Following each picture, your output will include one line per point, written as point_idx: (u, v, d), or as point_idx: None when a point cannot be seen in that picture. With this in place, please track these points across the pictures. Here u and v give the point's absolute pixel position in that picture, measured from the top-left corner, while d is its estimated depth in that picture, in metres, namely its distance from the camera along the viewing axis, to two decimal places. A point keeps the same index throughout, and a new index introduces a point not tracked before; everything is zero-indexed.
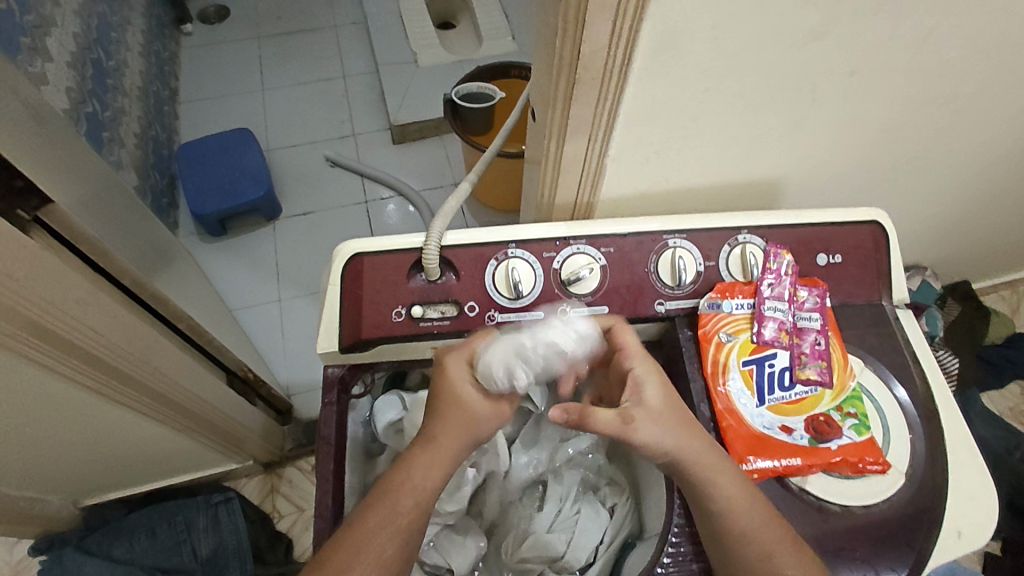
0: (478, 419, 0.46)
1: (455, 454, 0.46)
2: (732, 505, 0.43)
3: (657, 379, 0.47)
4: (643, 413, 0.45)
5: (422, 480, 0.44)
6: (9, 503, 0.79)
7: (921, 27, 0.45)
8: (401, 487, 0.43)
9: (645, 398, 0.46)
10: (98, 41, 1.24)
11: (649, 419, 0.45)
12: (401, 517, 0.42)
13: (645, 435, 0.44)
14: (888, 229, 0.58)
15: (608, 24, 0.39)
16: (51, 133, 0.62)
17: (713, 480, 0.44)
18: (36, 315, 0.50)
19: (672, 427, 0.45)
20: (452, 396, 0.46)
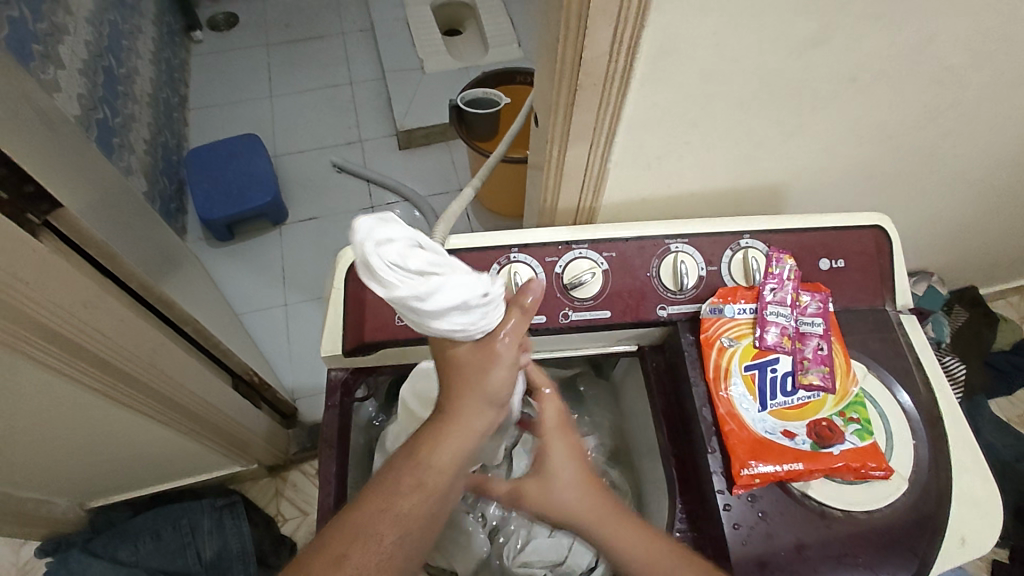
0: (493, 393, 0.41)
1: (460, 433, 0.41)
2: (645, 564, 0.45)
3: (571, 447, 0.50)
4: (541, 484, 0.49)
5: (432, 463, 0.40)
6: (16, 505, 0.79)
7: (922, 33, 0.46)
8: (409, 471, 0.39)
9: (548, 468, 0.49)
10: (109, 49, 1.25)
11: (546, 490, 0.49)
12: (409, 502, 0.38)
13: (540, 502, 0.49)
14: (891, 234, 0.58)
15: (609, 31, 0.39)
16: (62, 139, 0.63)
17: (619, 541, 0.46)
18: (44, 317, 0.51)
19: (576, 493, 0.48)
20: (459, 363, 0.40)
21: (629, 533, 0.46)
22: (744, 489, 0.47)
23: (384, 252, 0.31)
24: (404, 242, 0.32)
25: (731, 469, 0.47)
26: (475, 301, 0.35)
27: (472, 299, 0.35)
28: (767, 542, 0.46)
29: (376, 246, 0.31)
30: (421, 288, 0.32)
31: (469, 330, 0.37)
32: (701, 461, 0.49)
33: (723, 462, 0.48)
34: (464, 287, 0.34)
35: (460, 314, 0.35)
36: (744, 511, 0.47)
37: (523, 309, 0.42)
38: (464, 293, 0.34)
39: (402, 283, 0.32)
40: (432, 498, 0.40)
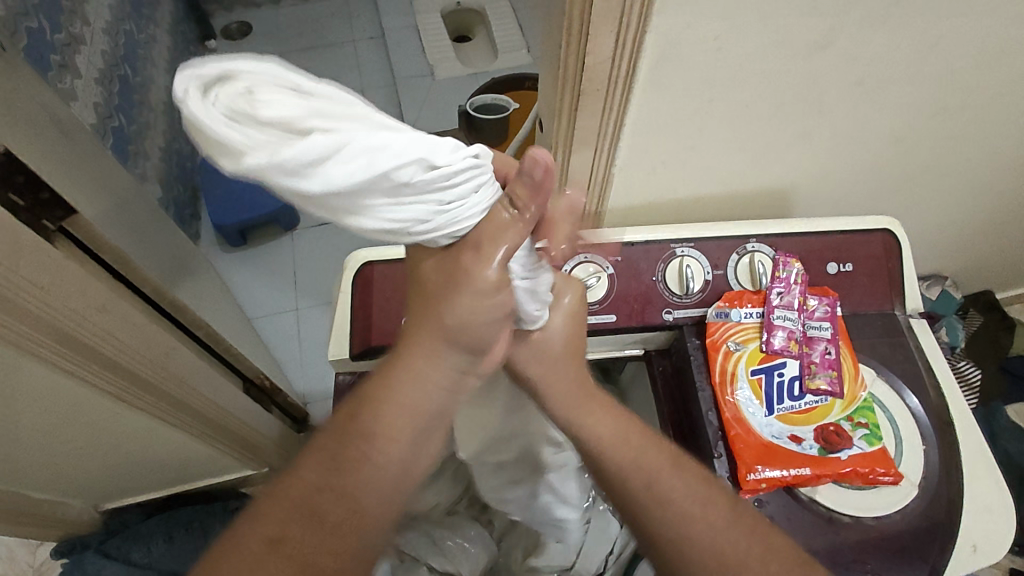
0: (464, 325, 0.37)
1: (420, 390, 0.37)
2: (616, 445, 0.42)
3: (573, 313, 0.46)
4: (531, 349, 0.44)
5: (378, 425, 0.37)
6: (32, 505, 0.81)
7: (928, 36, 0.45)
8: (356, 439, 0.36)
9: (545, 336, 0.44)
10: (125, 58, 1.28)
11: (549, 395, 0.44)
12: (357, 470, 0.36)
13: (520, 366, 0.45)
14: (899, 238, 0.57)
15: (610, 38, 0.40)
16: (78, 147, 0.64)
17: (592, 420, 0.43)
18: (58, 321, 0.52)
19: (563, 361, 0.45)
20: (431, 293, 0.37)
21: (601, 414, 0.43)
22: (751, 493, 0.46)
23: (227, 103, 0.24)
24: (259, 91, 0.24)
25: (738, 474, 0.47)
26: (397, 170, 0.27)
27: (387, 164, 0.27)
28: None
29: (212, 95, 0.24)
30: (287, 154, 0.24)
31: (406, 213, 0.30)
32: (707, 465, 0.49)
33: (729, 467, 0.48)
34: (368, 149, 0.26)
35: (378, 190, 0.28)
36: None
37: (513, 203, 0.35)
38: (369, 157, 0.26)
39: (268, 145, 0.24)
40: (387, 470, 0.37)
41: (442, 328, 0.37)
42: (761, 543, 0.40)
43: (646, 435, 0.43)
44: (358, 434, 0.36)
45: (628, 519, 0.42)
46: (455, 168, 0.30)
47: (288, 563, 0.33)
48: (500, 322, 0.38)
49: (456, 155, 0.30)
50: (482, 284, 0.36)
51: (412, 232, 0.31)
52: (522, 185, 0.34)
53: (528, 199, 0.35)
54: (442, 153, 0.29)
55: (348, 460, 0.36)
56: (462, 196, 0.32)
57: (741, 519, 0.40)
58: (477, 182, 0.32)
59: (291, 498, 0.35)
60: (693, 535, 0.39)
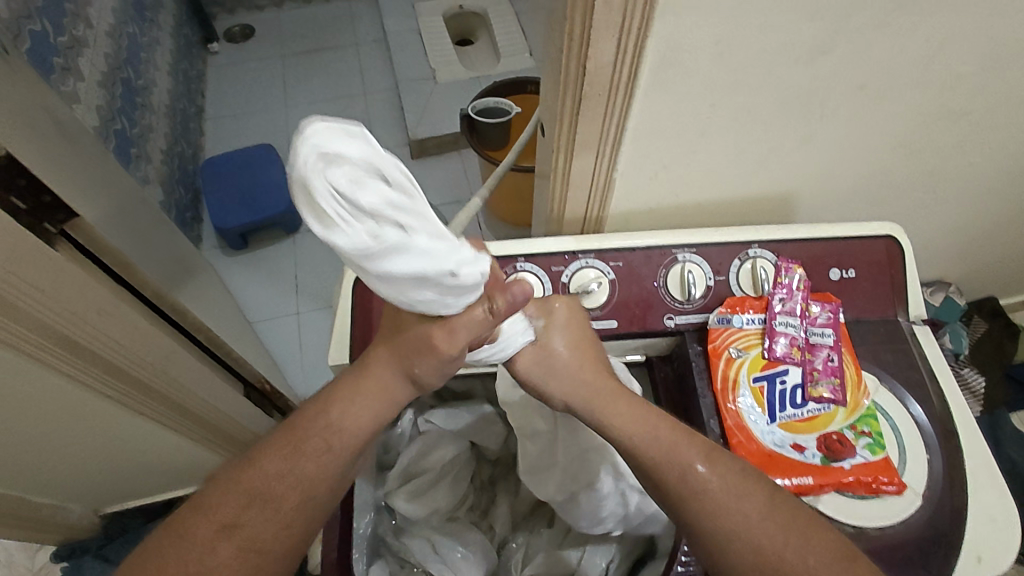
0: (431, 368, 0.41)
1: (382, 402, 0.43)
2: (640, 437, 0.43)
3: (570, 321, 0.48)
4: (538, 358, 0.47)
5: (341, 427, 0.42)
6: (31, 509, 0.80)
7: (932, 41, 0.45)
8: (320, 435, 0.41)
9: (548, 345, 0.47)
10: (128, 61, 1.28)
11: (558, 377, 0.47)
12: (310, 464, 0.40)
13: (529, 373, 0.48)
14: (903, 243, 0.57)
15: (612, 42, 0.40)
16: (80, 149, 0.64)
17: (615, 414, 0.44)
18: (58, 325, 0.52)
19: (574, 366, 0.47)
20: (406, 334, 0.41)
21: (629, 407, 0.44)
22: None
23: (334, 178, 0.24)
24: (363, 179, 0.25)
25: None
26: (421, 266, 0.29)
27: (419, 264, 0.28)
28: None
29: (324, 170, 0.24)
30: (356, 239, 0.26)
31: (405, 294, 0.31)
32: None
33: None
34: (409, 248, 0.28)
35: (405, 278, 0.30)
36: None
37: (489, 300, 0.38)
38: (408, 254, 0.28)
39: (342, 223, 0.25)
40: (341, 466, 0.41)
41: (404, 359, 0.42)
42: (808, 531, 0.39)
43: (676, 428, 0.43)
44: (318, 431, 0.41)
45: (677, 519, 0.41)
46: (461, 278, 0.32)
47: (240, 542, 0.38)
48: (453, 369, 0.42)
49: (472, 268, 0.32)
50: (445, 344, 0.39)
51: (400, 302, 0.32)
52: (495, 287, 0.38)
53: (504, 311, 0.39)
54: (464, 265, 0.31)
55: (304, 452, 0.41)
56: (459, 294, 0.34)
57: (778, 514, 0.39)
58: (470, 288, 0.34)
59: (248, 483, 0.39)
60: (731, 528, 0.39)
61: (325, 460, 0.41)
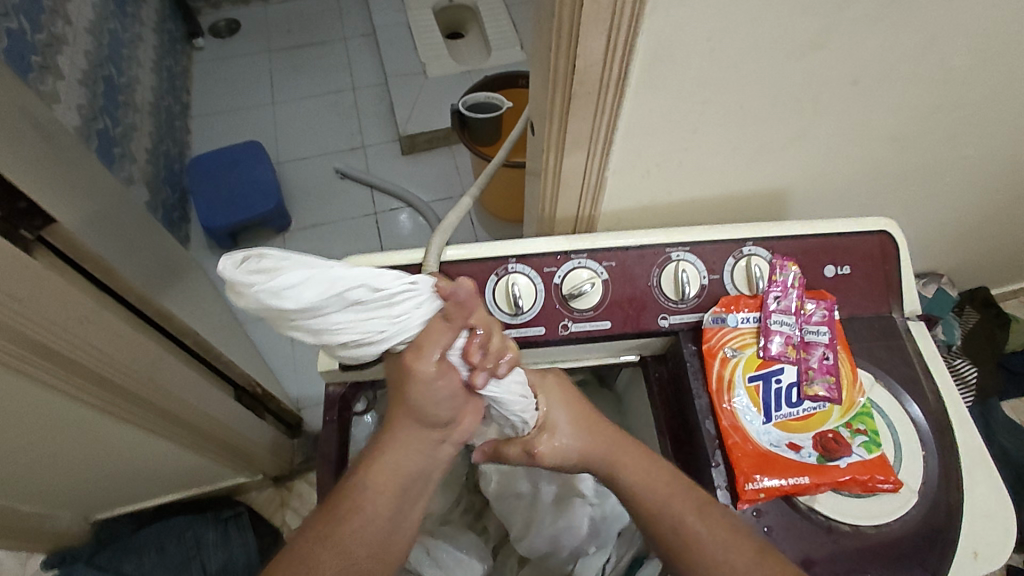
0: (431, 403, 0.38)
1: (407, 465, 0.41)
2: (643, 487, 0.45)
3: (561, 391, 0.49)
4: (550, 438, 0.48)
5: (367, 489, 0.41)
6: (19, 519, 0.79)
7: (925, 34, 0.44)
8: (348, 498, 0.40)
9: (551, 420, 0.48)
10: (110, 58, 1.26)
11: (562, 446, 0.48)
12: (344, 529, 0.40)
13: (551, 457, 0.48)
14: (897, 239, 0.57)
15: (601, 40, 0.39)
16: (59, 152, 0.63)
17: (622, 466, 0.46)
18: (38, 335, 0.50)
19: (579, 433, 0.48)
20: (400, 381, 0.38)
21: (632, 460, 0.46)
22: (749, 503, 0.46)
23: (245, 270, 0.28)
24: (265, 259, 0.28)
25: (735, 484, 0.46)
26: (349, 291, 0.30)
27: (342, 287, 0.29)
28: None
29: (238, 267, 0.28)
30: (287, 301, 0.28)
31: (364, 333, 0.32)
32: (704, 474, 0.48)
33: (727, 477, 0.47)
34: (325, 276, 0.29)
35: (354, 314, 0.31)
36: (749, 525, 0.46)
37: (446, 317, 0.35)
38: (325, 282, 0.29)
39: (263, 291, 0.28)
40: (375, 525, 0.40)
41: (405, 407, 0.39)
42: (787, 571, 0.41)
43: (671, 474, 0.45)
44: (348, 498, 0.41)
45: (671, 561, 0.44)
46: (398, 290, 0.32)
47: None
48: (457, 400, 0.39)
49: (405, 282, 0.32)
50: (423, 377, 0.36)
51: (373, 348, 0.33)
52: (452, 304, 0.35)
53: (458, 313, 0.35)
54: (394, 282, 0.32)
55: (339, 521, 0.40)
56: (418, 316, 0.34)
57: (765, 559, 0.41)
58: (422, 302, 0.33)
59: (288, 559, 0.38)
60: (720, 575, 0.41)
61: (359, 525, 0.40)
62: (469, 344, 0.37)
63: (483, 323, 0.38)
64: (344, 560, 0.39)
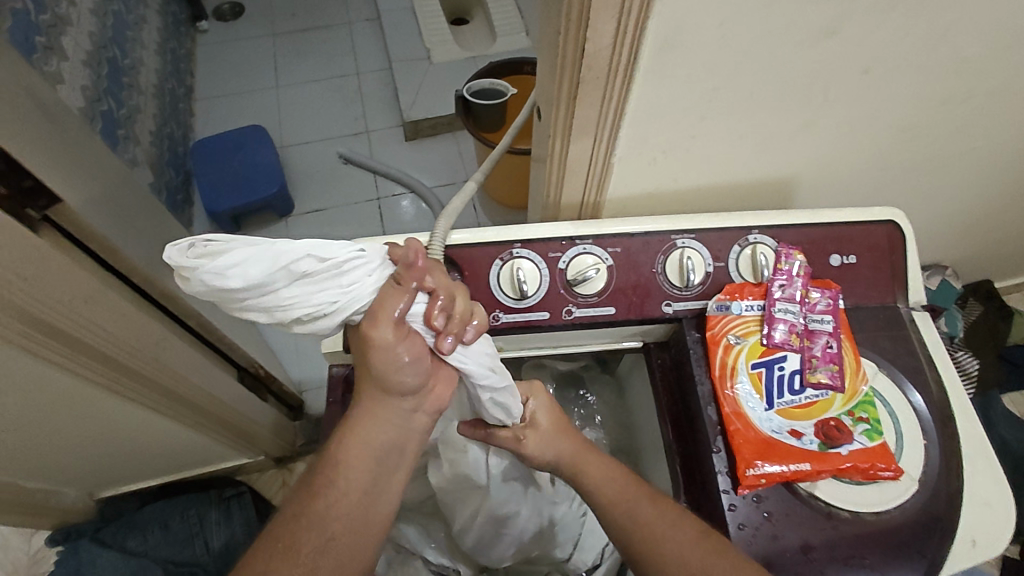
0: (394, 374, 0.42)
1: (379, 433, 0.44)
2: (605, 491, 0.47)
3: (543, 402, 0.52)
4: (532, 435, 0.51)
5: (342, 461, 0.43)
6: (24, 496, 0.80)
7: (938, 23, 0.44)
8: (326, 472, 0.43)
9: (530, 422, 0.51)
10: (114, 40, 1.25)
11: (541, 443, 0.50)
12: (324, 501, 0.42)
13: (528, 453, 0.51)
14: (903, 229, 0.57)
15: (611, 24, 0.38)
16: (64, 133, 0.63)
17: (586, 466, 0.49)
18: (45, 314, 0.51)
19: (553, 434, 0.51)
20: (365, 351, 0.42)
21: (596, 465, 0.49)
22: (749, 489, 0.46)
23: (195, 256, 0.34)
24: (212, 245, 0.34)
25: (736, 469, 0.46)
26: (295, 263, 0.36)
27: (285, 260, 0.35)
28: (773, 542, 0.45)
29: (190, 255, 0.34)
30: (233, 279, 0.34)
31: (316, 302, 0.37)
32: (705, 460, 0.48)
33: (728, 462, 0.47)
34: (269, 253, 0.35)
35: (304, 286, 0.37)
36: (749, 511, 0.46)
37: (397, 281, 0.40)
38: (271, 258, 0.35)
39: (213, 274, 0.34)
40: (351, 496, 0.42)
41: (373, 378, 0.43)
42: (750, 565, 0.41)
43: (628, 478, 0.48)
44: (325, 473, 0.43)
45: (640, 554, 0.45)
46: (344, 260, 0.38)
47: None
48: (421, 364, 0.42)
49: (345, 251, 0.38)
50: (381, 346, 0.40)
51: (328, 319, 0.38)
52: (401, 268, 0.40)
53: (408, 274, 0.40)
54: (334, 250, 0.37)
55: (318, 495, 0.42)
56: (363, 282, 0.39)
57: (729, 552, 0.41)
58: (367, 270, 0.39)
59: (272, 536, 0.41)
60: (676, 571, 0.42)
61: (335, 496, 0.42)
62: (430, 308, 0.41)
63: (442, 289, 0.42)
64: (324, 533, 0.41)
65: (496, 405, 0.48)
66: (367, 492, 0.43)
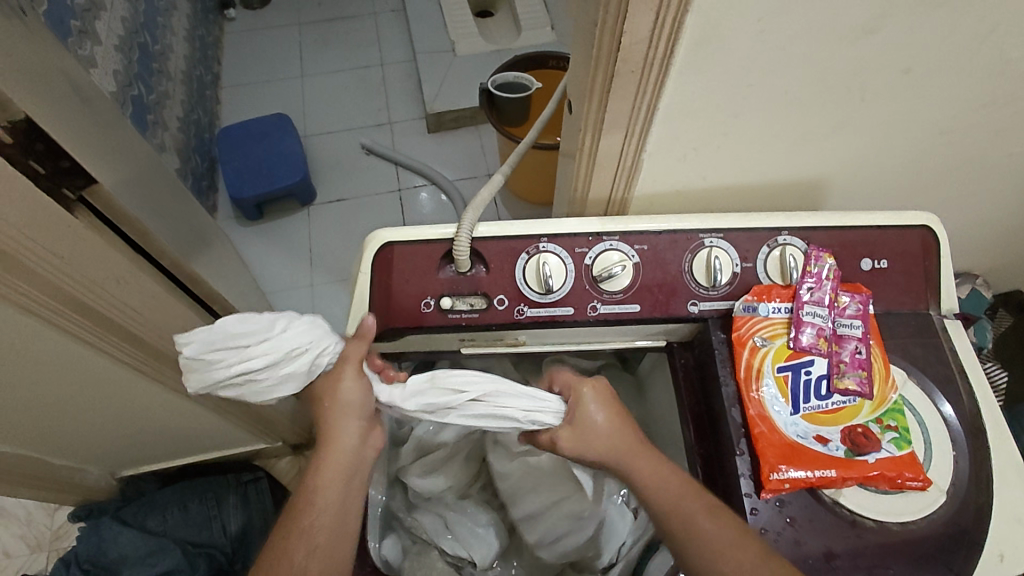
0: (348, 408, 0.47)
1: (343, 450, 0.47)
2: (650, 491, 0.44)
3: (600, 399, 0.49)
4: (574, 432, 0.48)
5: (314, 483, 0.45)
6: (49, 471, 0.82)
7: (985, 23, 0.43)
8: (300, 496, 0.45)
9: (581, 416, 0.48)
10: (145, 26, 1.26)
11: (582, 440, 0.47)
12: (305, 518, 0.44)
13: (573, 449, 0.48)
14: (939, 234, 0.55)
15: (649, 17, 0.38)
16: (97, 115, 0.63)
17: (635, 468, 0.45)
18: (78, 294, 0.52)
19: (604, 431, 0.47)
20: (320, 393, 0.48)
21: (649, 462, 0.45)
22: (773, 493, 0.45)
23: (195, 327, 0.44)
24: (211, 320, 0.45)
25: (760, 473, 0.46)
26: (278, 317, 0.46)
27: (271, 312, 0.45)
28: (796, 548, 0.45)
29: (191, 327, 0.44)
30: (228, 327, 0.44)
31: (299, 340, 0.45)
32: (728, 462, 0.48)
33: (751, 465, 0.47)
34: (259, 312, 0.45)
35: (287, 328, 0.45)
36: (772, 515, 0.45)
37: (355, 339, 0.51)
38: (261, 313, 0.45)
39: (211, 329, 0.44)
40: (330, 509, 0.45)
41: (329, 411, 0.47)
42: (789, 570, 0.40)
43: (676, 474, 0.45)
44: (300, 496, 0.45)
45: None
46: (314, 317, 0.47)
47: None
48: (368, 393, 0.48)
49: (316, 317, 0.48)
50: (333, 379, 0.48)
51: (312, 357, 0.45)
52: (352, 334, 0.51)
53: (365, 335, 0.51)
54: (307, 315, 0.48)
55: (297, 515, 0.44)
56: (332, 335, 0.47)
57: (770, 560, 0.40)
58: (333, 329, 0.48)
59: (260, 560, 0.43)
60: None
61: (312, 513, 0.44)
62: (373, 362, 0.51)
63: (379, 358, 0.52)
64: (309, 549, 0.43)
65: (509, 406, 0.49)
66: (343, 503, 0.46)
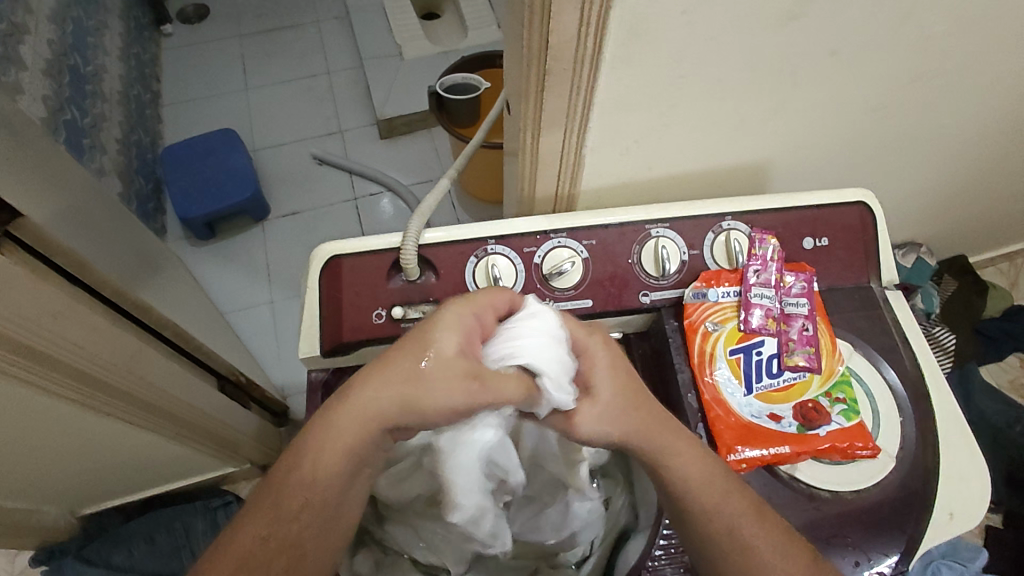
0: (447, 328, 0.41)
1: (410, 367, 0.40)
2: (700, 484, 0.42)
3: (611, 362, 0.44)
4: (594, 406, 0.42)
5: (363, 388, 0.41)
6: (4, 516, 0.78)
7: (901, 3, 0.44)
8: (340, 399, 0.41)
9: (598, 388, 0.43)
10: (75, 47, 1.22)
11: (595, 413, 0.42)
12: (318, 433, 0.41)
13: (588, 425, 0.42)
14: (874, 210, 0.57)
15: (575, 13, 0.38)
16: (25, 145, 0.61)
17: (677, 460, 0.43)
18: (12, 332, 0.49)
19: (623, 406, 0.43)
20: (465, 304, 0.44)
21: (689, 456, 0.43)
22: None
23: None
24: None
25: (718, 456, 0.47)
26: None
27: None
28: None
29: None
30: None
31: None
32: None
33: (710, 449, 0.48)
34: None
35: None
36: None
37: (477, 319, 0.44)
38: None
39: None
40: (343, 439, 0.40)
41: (405, 376, 0.40)
42: (751, 552, 0.41)
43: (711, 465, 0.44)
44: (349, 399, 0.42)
45: None
46: None
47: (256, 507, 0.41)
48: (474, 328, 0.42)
49: None
50: (447, 356, 0.40)
51: None
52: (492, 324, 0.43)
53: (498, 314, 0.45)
54: None
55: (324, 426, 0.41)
56: None
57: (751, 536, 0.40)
58: None
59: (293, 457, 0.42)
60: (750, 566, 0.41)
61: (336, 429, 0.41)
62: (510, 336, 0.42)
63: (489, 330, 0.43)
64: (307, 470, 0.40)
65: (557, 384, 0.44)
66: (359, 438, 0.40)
